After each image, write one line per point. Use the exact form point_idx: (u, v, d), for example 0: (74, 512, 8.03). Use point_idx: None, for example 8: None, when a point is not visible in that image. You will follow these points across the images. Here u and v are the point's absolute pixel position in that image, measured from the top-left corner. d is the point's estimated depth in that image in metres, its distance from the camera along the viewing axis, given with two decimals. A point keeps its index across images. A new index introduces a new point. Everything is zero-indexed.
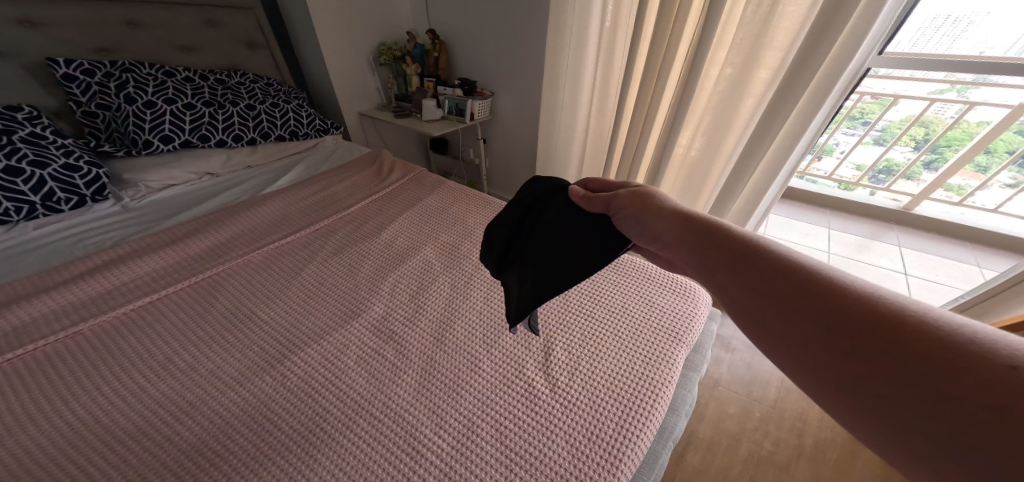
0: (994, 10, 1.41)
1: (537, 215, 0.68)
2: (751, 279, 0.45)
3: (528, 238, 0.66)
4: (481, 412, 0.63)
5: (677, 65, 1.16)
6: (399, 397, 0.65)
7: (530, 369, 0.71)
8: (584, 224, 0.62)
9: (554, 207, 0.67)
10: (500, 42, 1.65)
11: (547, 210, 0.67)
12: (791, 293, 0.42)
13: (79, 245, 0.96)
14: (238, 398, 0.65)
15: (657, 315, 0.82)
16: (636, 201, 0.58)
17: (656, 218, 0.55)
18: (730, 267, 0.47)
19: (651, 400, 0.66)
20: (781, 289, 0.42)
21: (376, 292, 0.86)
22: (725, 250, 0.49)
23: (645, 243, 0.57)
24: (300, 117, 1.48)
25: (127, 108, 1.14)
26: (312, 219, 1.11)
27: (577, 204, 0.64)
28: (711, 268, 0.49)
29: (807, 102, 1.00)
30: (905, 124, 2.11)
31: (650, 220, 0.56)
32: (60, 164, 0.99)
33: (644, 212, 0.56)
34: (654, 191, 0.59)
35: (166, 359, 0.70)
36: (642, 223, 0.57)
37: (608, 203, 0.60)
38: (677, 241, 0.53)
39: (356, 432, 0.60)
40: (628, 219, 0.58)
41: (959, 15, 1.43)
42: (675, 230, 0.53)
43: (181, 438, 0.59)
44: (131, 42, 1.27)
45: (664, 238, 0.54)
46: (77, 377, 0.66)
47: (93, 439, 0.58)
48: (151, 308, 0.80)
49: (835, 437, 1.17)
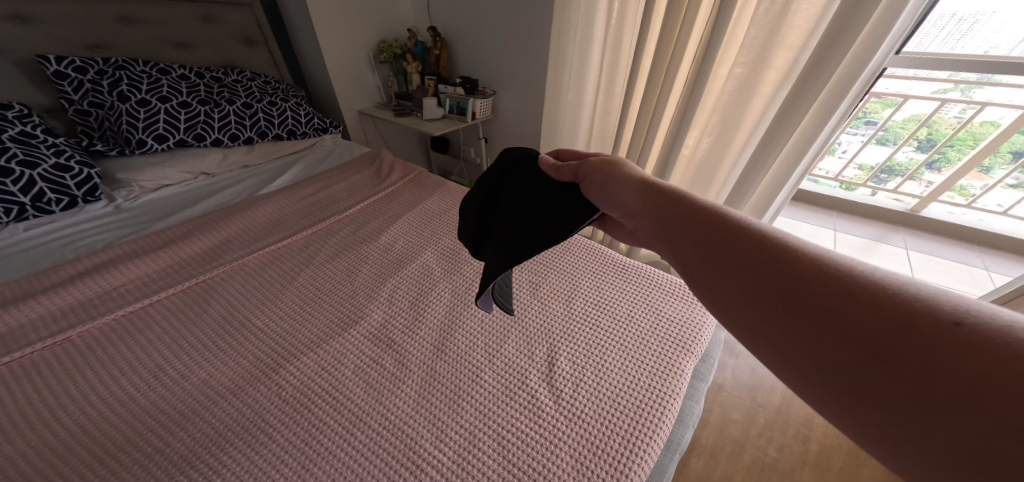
0: (1000, 9, 1.38)
1: (511, 186, 0.70)
2: (708, 248, 0.41)
3: (505, 204, 0.68)
4: (483, 425, 0.61)
5: (685, 64, 1.14)
6: (397, 410, 0.63)
7: (532, 380, 0.69)
8: (553, 192, 0.64)
9: (523, 177, 0.70)
10: (503, 39, 1.62)
11: (517, 180, 0.70)
12: (748, 262, 0.38)
13: (69, 247, 0.93)
14: (231, 409, 0.62)
15: (664, 324, 0.79)
16: (603, 168, 0.57)
17: (622, 185, 0.54)
18: (687, 236, 0.44)
19: (659, 413, 0.64)
20: (738, 257, 0.39)
21: (374, 298, 0.84)
22: (684, 216, 0.46)
23: (611, 212, 0.55)
24: (298, 115, 1.45)
25: (120, 106, 1.11)
26: (309, 221, 1.09)
27: (549, 175, 0.65)
28: (670, 238, 0.46)
29: (822, 103, 0.97)
30: (911, 124, 2.06)
31: (615, 187, 0.54)
32: (51, 164, 0.96)
33: (610, 178, 0.55)
34: (623, 162, 0.58)
35: (157, 368, 0.68)
36: (607, 189, 0.55)
37: (577, 170, 0.60)
38: (640, 210, 0.51)
39: (352, 448, 0.58)
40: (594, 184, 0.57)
41: (963, 14, 1.41)
42: (639, 197, 0.51)
43: (170, 450, 0.57)
44: (125, 38, 1.25)
45: (628, 206, 0.52)
46: (64, 386, 0.64)
47: (79, 451, 0.56)
48: (143, 314, 0.78)
49: (839, 444, 1.15)
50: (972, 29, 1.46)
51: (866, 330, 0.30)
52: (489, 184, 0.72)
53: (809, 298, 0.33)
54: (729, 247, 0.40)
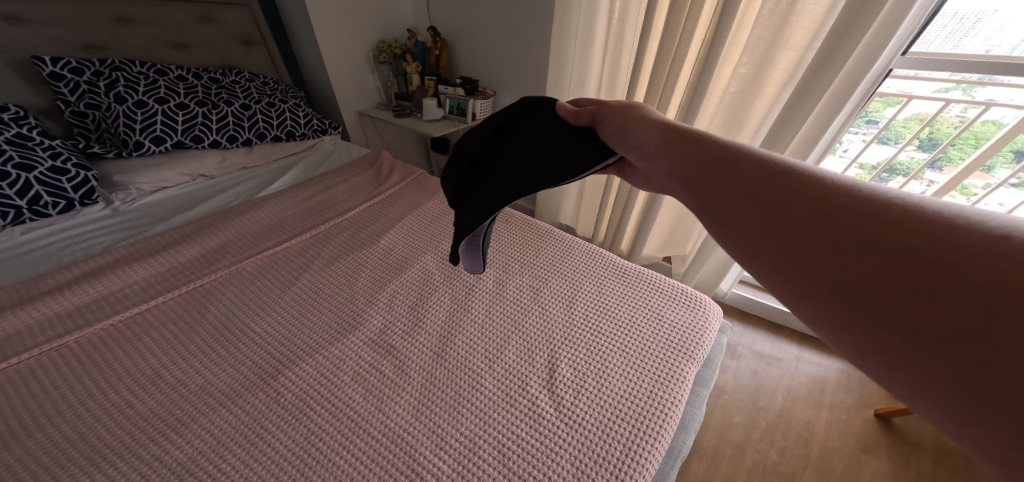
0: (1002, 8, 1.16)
1: (519, 128, 0.68)
2: (727, 181, 0.43)
3: (507, 148, 0.67)
4: (484, 433, 0.61)
5: (688, 65, 1.13)
6: (396, 418, 0.62)
7: (533, 386, 0.68)
8: (570, 135, 0.64)
9: (537, 119, 0.67)
10: (503, 39, 1.61)
11: (529, 123, 0.68)
12: (768, 195, 0.40)
13: (67, 250, 0.93)
14: (231, 415, 0.62)
15: (667, 330, 0.79)
16: (621, 110, 0.58)
17: (639, 128, 0.55)
18: (706, 173, 0.46)
19: (661, 420, 0.63)
20: (754, 189, 0.41)
21: (374, 302, 0.84)
22: (700, 154, 0.48)
23: (627, 154, 0.57)
24: (298, 116, 1.44)
25: (117, 108, 1.10)
26: (308, 224, 1.08)
27: (565, 119, 0.65)
28: (688, 175, 0.48)
29: (826, 106, 0.97)
30: (912, 123, 1.66)
31: (632, 129, 0.56)
32: (47, 167, 0.96)
33: (627, 120, 0.56)
34: (642, 106, 0.58)
35: (155, 374, 0.68)
36: (625, 132, 0.57)
37: (594, 114, 0.61)
38: (657, 150, 0.52)
39: (351, 456, 0.57)
40: (611, 126, 0.58)
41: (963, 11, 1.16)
42: (655, 139, 0.53)
43: (169, 457, 0.56)
44: (122, 39, 1.24)
45: (646, 147, 0.54)
46: (60, 394, 0.63)
47: (76, 458, 0.55)
48: (140, 319, 0.77)
49: (841, 447, 1.14)
50: (973, 28, 1.20)
51: (891, 255, 0.31)
52: (498, 122, 0.69)
53: (820, 236, 0.35)
54: (745, 179, 0.42)
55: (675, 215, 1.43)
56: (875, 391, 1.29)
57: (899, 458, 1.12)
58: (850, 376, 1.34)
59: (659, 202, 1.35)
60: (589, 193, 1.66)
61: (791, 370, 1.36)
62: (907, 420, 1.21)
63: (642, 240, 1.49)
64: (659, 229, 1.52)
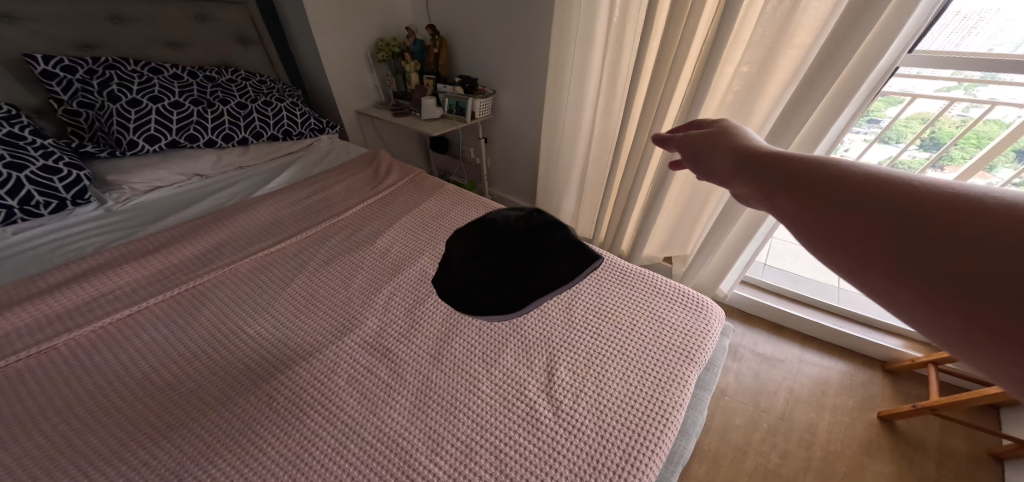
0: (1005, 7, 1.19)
1: None
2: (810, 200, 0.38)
3: None
4: (480, 438, 0.59)
5: (689, 64, 1.12)
6: (391, 423, 0.61)
7: (531, 391, 0.67)
8: None
9: None
10: (503, 38, 1.59)
11: None
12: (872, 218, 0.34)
13: (58, 251, 0.92)
14: (221, 420, 0.60)
15: (668, 333, 0.78)
16: (704, 138, 0.52)
17: (716, 152, 0.50)
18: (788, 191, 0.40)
19: (662, 425, 0.62)
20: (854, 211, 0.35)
21: (371, 303, 0.83)
22: (781, 170, 0.42)
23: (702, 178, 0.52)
24: (294, 116, 1.43)
25: (110, 106, 1.09)
26: (304, 224, 1.07)
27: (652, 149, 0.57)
28: (767, 192, 0.42)
29: (829, 103, 0.96)
30: (916, 123, 1.81)
31: (709, 154, 0.50)
32: (39, 166, 0.94)
33: (708, 148, 0.51)
34: (728, 129, 0.51)
35: (145, 378, 0.66)
36: (702, 158, 0.52)
37: (680, 143, 0.55)
38: (732, 173, 0.47)
39: (344, 463, 0.55)
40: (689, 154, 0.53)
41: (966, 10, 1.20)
42: (730, 162, 0.48)
43: (158, 462, 0.55)
44: (116, 38, 1.22)
45: (720, 172, 0.49)
46: (47, 397, 0.62)
47: (63, 464, 0.54)
48: (131, 322, 0.76)
49: (844, 450, 1.13)
50: (975, 27, 1.23)
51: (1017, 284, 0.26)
52: None
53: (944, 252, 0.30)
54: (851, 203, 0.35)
55: (676, 216, 1.42)
56: (878, 393, 1.28)
57: (902, 461, 1.10)
58: (853, 377, 1.33)
59: (660, 202, 1.34)
60: (590, 192, 1.65)
61: (793, 371, 1.35)
62: (911, 422, 1.19)
63: (643, 240, 1.48)
64: (659, 229, 1.51)
